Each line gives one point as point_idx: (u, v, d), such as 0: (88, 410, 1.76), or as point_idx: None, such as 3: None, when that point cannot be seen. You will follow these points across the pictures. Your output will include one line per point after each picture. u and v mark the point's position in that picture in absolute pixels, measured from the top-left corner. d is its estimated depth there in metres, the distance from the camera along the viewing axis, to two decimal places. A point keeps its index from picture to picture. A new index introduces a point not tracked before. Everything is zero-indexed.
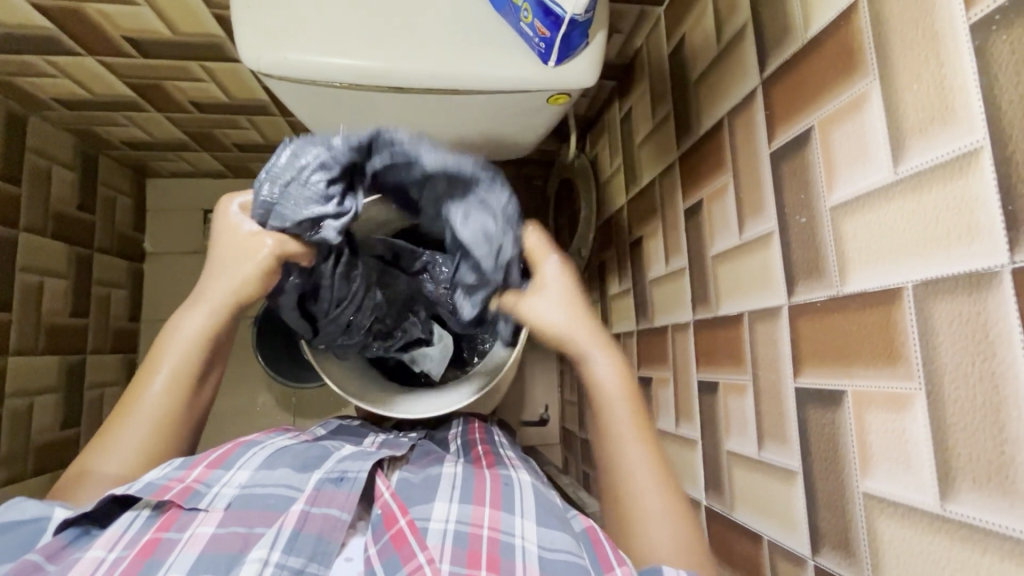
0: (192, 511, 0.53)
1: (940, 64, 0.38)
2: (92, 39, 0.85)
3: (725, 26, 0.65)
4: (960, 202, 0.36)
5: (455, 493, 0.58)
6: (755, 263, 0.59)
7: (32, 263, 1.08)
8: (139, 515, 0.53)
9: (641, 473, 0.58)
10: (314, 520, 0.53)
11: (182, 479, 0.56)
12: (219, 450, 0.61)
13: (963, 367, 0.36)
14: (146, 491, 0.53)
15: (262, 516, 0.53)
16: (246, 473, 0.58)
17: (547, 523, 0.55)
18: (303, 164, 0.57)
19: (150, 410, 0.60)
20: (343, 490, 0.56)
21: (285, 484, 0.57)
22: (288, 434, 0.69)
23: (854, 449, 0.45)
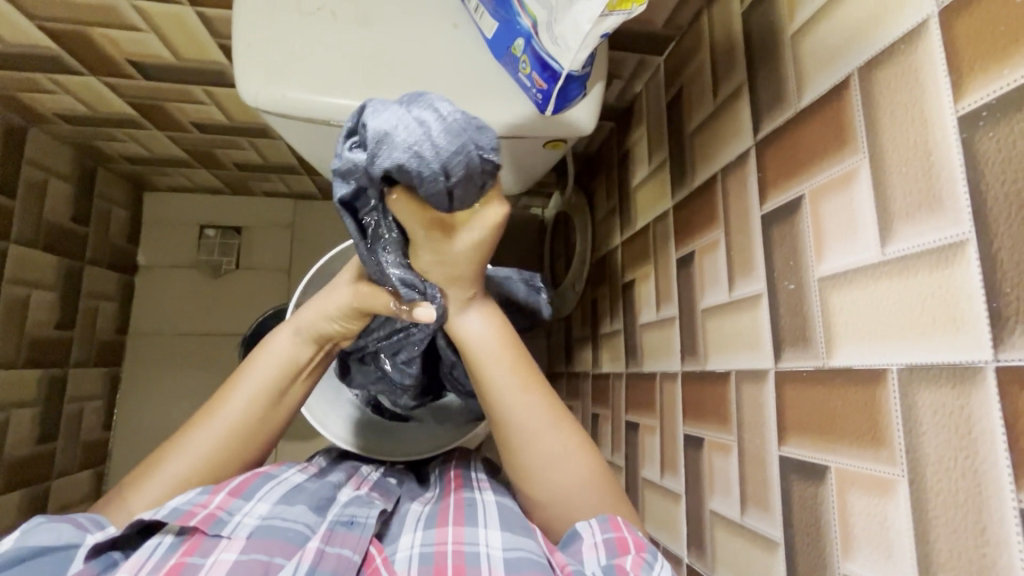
0: (216, 538, 0.49)
1: (929, 151, 0.38)
2: (95, 60, 0.85)
3: (722, 84, 0.66)
4: (945, 292, 0.36)
5: (421, 522, 0.57)
6: (744, 322, 0.59)
7: (20, 275, 1.07)
8: (163, 542, 0.50)
9: (531, 418, 0.55)
10: (329, 561, 0.48)
11: (206, 505, 0.52)
12: (236, 480, 0.57)
13: (946, 460, 0.36)
14: (172, 516, 0.50)
15: (281, 547, 0.49)
16: (265, 505, 0.54)
17: (508, 528, 0.53)
18: (445, 142, 0.42)
19: (225, 426, 0.59)
20: (355, 533, 0.52)
21: (303, 522, 0.52)
22: (297, 467, 0.65)
23: (835, 527, 0.44)
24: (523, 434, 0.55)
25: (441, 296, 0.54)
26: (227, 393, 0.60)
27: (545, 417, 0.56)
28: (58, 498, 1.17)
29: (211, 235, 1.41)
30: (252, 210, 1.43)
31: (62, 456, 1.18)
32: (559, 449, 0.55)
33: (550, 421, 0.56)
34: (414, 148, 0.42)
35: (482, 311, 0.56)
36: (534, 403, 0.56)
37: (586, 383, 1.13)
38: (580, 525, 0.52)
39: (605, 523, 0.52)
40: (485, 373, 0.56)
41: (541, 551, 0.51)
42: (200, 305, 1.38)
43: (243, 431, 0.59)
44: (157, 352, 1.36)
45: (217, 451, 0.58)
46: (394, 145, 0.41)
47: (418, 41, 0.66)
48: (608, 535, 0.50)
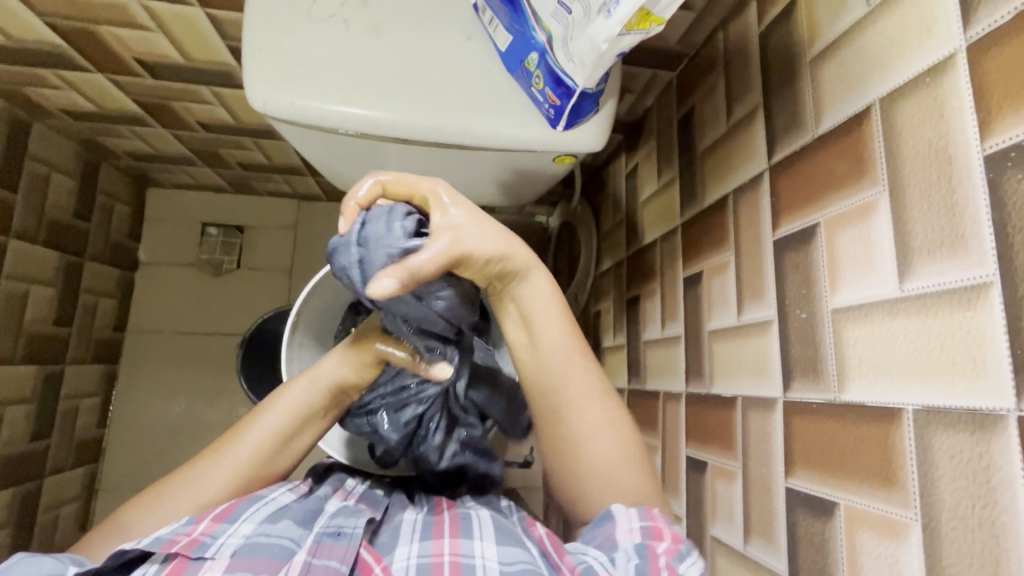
0: (199, 560, 0.49)
1: (952, 189, 0.37)
2: (103, 58, 0.84)
3: (736, 105, 0.65)
4: (967, 335, 0.35)
5: (417, 534, 0.56)
6: (752, 348, 0.58)
7: (20, 270, 1.06)
8: (147, 571, 0.49)
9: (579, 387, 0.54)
10: (316, 572, 0.49)
11: (190, 531, 0.51)
12: (224, 504, 0.56)
13: (962, 508, 0.35)
14: (153, 546, 0.49)
15: (267, 563, 0.49)
16: (250, 524, 0.53)
17: (505, 541, 0.53)
18: (389, 238, 0.45)
19: (234, 462, 0.59)
20: (342, 543, 0.52)
21: (286, 536, 0.52)
22: (290, 484, 0.62)
23: (844, 566, 0.43)
24: (572, 400, 0.54)
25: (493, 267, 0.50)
26: (240, 431, 0.61)
27: (595, 390, 0.55)
28: (51, 496, 1.16)
29: (213, 234, 1.40)
30: (255, 210, 1.42)
31: (56, 453, 1.17)
32: (598, 420, 0.55)
33: (598, 392, 0.55)
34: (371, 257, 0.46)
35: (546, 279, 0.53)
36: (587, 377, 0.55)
37: None
38: (617, 507, 0.53)
39: (642, 512, 0.52)
40: (543, 347, 0.53)
41: (537, 558, 0.52)
42: (200, 304, 1.37)
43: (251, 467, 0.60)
44: (155, 350, 1.35)
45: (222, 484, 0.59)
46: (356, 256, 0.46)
47: (430, 52, 0.65)
48: (646, 523, 0.51)
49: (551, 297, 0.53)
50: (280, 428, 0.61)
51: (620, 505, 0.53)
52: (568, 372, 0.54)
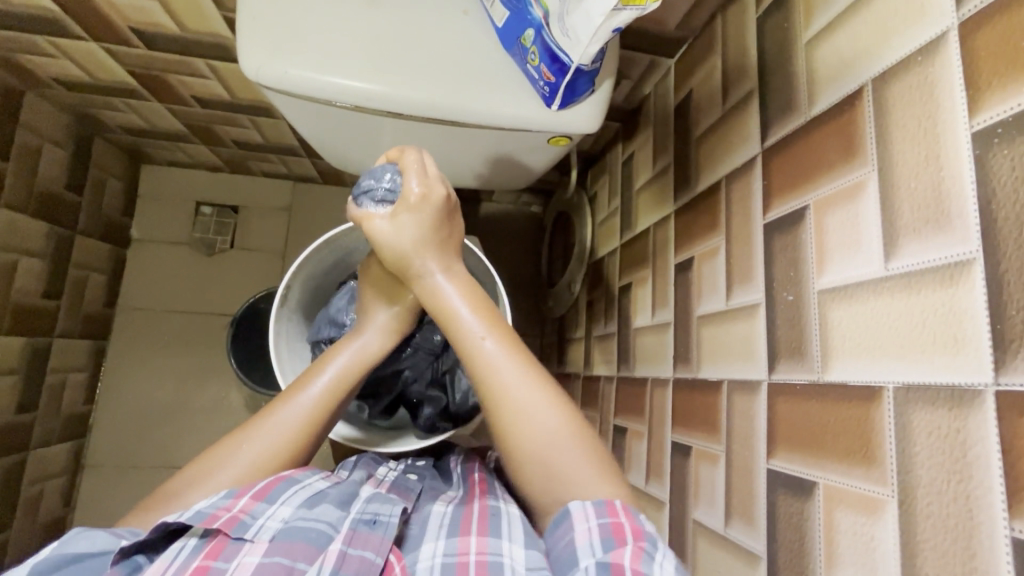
0: (239, 541, 0.48)
1: (939, 167, 0.37)
2: (97, 25, 0.84)
3: (732, 90, 0.65)
4: (948, 311, 0.35)
5: (443, 530, 0.55)
6: (739, 331, 0.58)
7: (9, 240, 1.05)
8: (186, 544, 0.49)
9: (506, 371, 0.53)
10: (350, 564, 0.48)
11: (231, 507, 0.51)
12: (262, 482, 0.54)
13: (937, 483, 0.35)
14: (195, 519, 0.49)
15: (303, 551, 0.48)
16: (289, 508, 0.53)
17: (535, 547, 0.51)
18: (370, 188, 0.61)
19: (273, 438, 0.57)
20: (378, 534, 0.51)
21: (325, 521, 0.51)
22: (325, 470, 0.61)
23: (820, 544, 0.44)
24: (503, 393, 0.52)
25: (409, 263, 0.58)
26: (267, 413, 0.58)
27: (517, 363, 0.53)
28: (35, 469, 1.15)
29: (208, 213, 1.39)
30: (250, 190, 1.42)
31: (41, 427, 1.16)
32: (547, 414, 0.51)
33: (520, 366, 0.53)
34: None
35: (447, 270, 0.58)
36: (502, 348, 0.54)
37: (576, 383, 1.13)
38: (573, 504, 0.48)
39: (600, 507, 0.47)
40: (450, 322, 0.56)
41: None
42: (192, 283, 1.36)
43: (290, 443, 0.57)
44: (145, 327, 1.34)
45: (256, 459, 0.56)
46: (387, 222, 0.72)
47: (427, 25, 0.64)
48: (605, 520, 0.46)
49: (457, 285, 0.57)
50: (312, 411, 0.59)
51: (579, 502, 0.48)
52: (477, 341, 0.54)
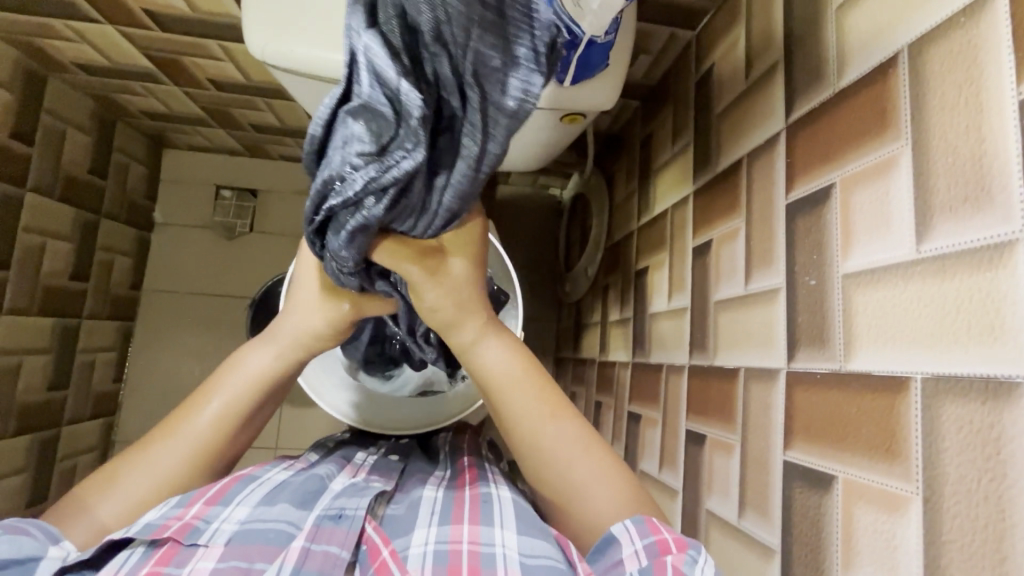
0: (192, 547, 0.49)
1: (981, 139, 0.34)
2: (110, 8, 0.84)
3: (756, 62, 0.61)
4: (985, 296, 0.33)
5: (435, 518, 0.55)
6: (759, 317, 0.55)
7: (36, 223, 1.08)
8: (133, 554, 0.48)
9: (560, 447, 0.54)
10: (314, 558, 0.49)
11: (181, 516, 0.52)
12: (219, 484, 0.57)
13: (968, 481, 0.33)
14: (143, 531, 0.49)
15: (261, 551, 0.49)
16: (245, 509, 0.55)
17: (527, 531, 0.52)
18: None
19: (194, 436, 0.58)
20: (342, 528, 0.52)
21: (286, 521, 0.53)
22: (283, 465, 0.67)
23: (837, 541, 0.42)
24: (579, 478, 0.53)
25: (455, 335, 0.55)
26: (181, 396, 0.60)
27: (574, 442, 0.55)
28: (67, 444, 1.20)
29: (228, 196, 1.41)
30: (270, 173, 1.42)
31: (72, 404, 1.21)
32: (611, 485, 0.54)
33: (580, 448, 0.55)
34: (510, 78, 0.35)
35: (500, 342, 0.56)
36: (564, 430, 0.55)
37: (591, 368, 1.12)
38: (616, 528, 0.48)
39: (642, 527, 0.47)
40: (507, 401, 0.56)
41: (563, 557, 0.49)
42: (212, 266, 1.38)
43: (215, 437, 0.59)
44: (169, 310, 1.37)
45: (176, 443, 0.58)
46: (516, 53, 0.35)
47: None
48: (650, 541, 0.46)
49: (513, 363, 0.56)
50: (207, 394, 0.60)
51: (621, 525, 0.48)
52: (534, 421, 0.55)
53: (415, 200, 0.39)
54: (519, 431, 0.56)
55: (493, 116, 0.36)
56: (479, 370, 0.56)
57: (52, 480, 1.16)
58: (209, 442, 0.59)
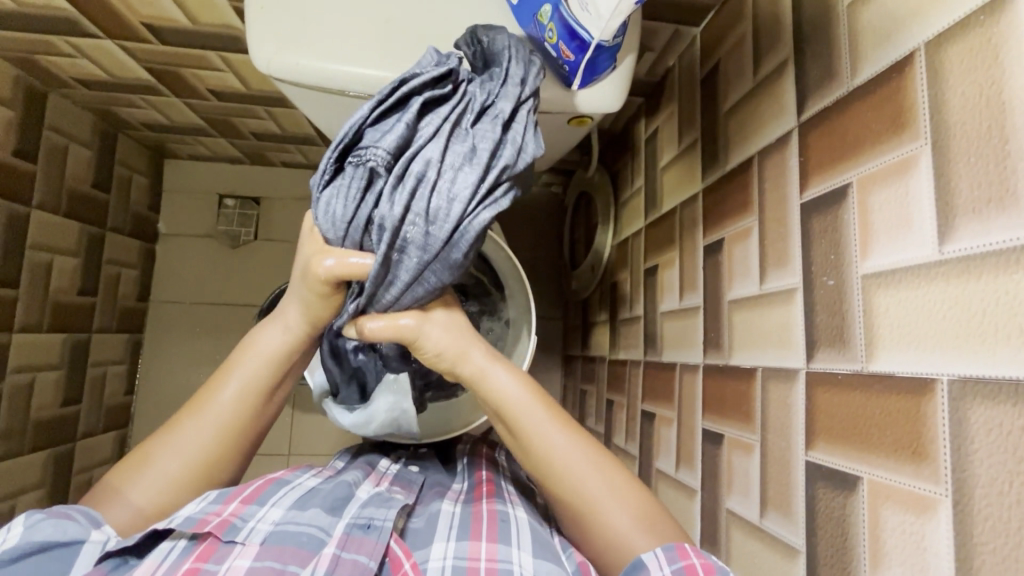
0: (230, 544, 0.52)
1: (1004, 139, 0.34)
2: (111, 24, 0.84)
3: (764, 59, 0.61)
4: (1013, 298, 0.32)
5: (453, 531, 0.56)
6: (776, 317, 0.55)
7: (42, 240, 1.08)
8: (176, 546, 0.52)
9: (576, 463, 0.55)
10: (345, 566, 0.50)
11: (219, 512, 0.54)
12: (253, 484, 0.59)
13: (999, 483, 0.33)
14: (185, 524, 0.52)
15: (295, 554, 0.51)
16: (279, 511, 0.56)
17: (544, 556, 0.53)
18: (502, 40, 0.53)
19: (218, 413, 0.59)
20: (372, 538, 0.53)
21: (317, 525, 0.54)
22: (313, 469, 0.68)
23: (865, 542, 0.42)
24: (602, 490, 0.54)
25: (460, 370, 0.55)
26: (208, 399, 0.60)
27: (586, 458, 0.55)
28: (83, 458, 1.21)
29: (230, 205, 1.39)
30: (271, 180, 1.42)
31: (86, 418, 1.21)
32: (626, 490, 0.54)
33: (591, 459, 0.55)
34: (504, 150, 0.48)
35: (510, 370, 0.57)
36: (572, 441, 0.55)
37: (601, 366, 1.12)
38: (645, 555, 0.48)
39: (671, 553, 0.48)
40: (520, 422, 0.55)
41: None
42: (217, 277, 1.38)
43: (235, 420, 0.59)
44: (177, 321, 1.38)
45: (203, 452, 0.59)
46: (511, 132, 0.49)
47: (442, 21, 0.64)
48: (677, 565, 0.47)
49: (524, 389, 0.56)
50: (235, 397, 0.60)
51: (649, 552, 0.49)
52: (547, 435, 0.55)
53: (417, 206, 0.46)
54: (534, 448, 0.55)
55: (494, 171, 0.47)
56: (486, 394, 0.56)
57: (70, 494, 1.17)
58: (232, 420, 0.59)
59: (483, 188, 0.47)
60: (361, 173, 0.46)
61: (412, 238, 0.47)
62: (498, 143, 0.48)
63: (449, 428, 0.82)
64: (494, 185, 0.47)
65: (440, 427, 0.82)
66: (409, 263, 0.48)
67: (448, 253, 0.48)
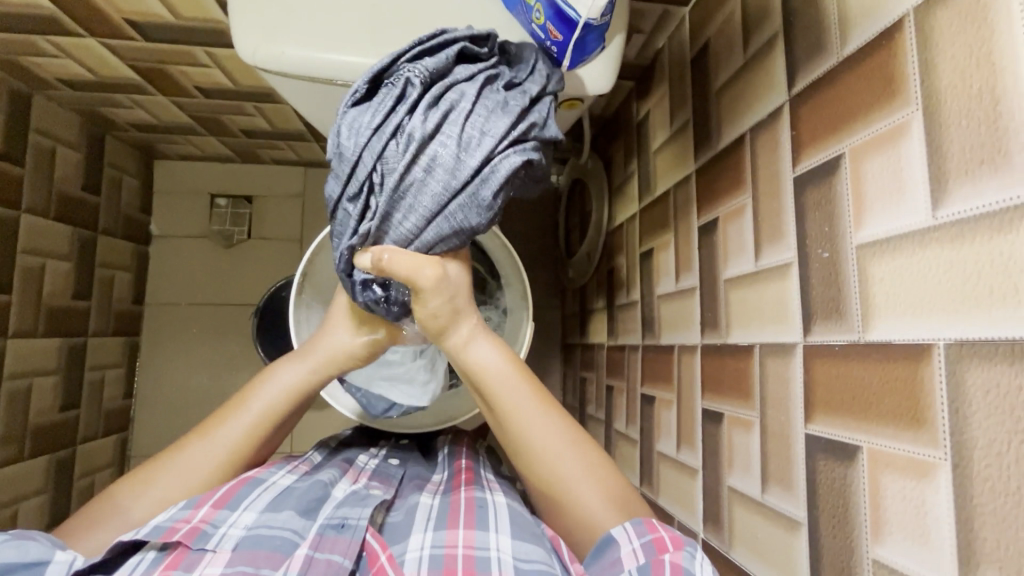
0: (200, 551, 0.51)
1: (995, 100, 0.34)
2: (92, 21, 0.83)
3: (754, 34, 0.60)
4: (1006, 260, 0.32)
5: (431, 522, 0.57)
6: (771, 293, 0.55)
7: (33, 244, 1.07)
8: (145, 558, 0.51)
9: (552, 440, 0.57)
10: (318, 566, 0.50)
11: (189, 518, 0.54)
12: (223, 488, 0.58)
13: (996, 445, 0.33)
14: (153, 533, 0.52)
15: (268, 557, 0.50)
16: (251, 514, 0.56)
17: (521, 536, 0.53)
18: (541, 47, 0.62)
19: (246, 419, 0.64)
20: (346, 536, 0.53)
21: (290, 529, 0.54)
22: (287, 467, 0.67)
23: (865, 510, 0.42)
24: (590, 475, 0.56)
25: (450, 335, 0.58)
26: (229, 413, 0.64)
27: (563, 437, 0.58)
28: (84, 463, 1.20)
29: (223, 204, 1.40)
30: (262, 178, 1.41)
31: (85, 422, 1.21)
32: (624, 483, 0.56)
33: (569, 438, 0.58)
34: (531, 113, 0.55)
35: (492, 342, 0.59)
36: (554, 422, 0.58)
37: (599, 353, 1.13)
38: (614, 530, 0.51)
39: (640, 527, 0.50)
40: (501, 395, 0.58)
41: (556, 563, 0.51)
42: (212, 277, 1.38)
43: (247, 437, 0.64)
44: (174, 322, 1.37)
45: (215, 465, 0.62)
46: (536, 102, 0.56)
47: (428, 5, 0.63)
48: (647, 539, 0.49)
49: (503, 359, 0.59)
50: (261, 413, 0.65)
51: (619, 527, 0.51)
52: (526, 412, 0.58)
53: (450, 130, 0.51)
54: (511, 421, 0.58)
55: (521, 122, 0.53)
56: (468, 368, 0.59)
57: (72, 499, 1.17)
58: (268, 418, 0.65)
59: (510, 133, 0.52)
60: (394, 92, 0.51)
61: (438, 160, 0.50)
62: (526, 105, 0.55)
63: (446, 417, 0.86)
64: (521, 134, 0.53)
65: (436, 417, 0.86)
66: (433, 184, 0.51)
67: (474, 186, 0.51)
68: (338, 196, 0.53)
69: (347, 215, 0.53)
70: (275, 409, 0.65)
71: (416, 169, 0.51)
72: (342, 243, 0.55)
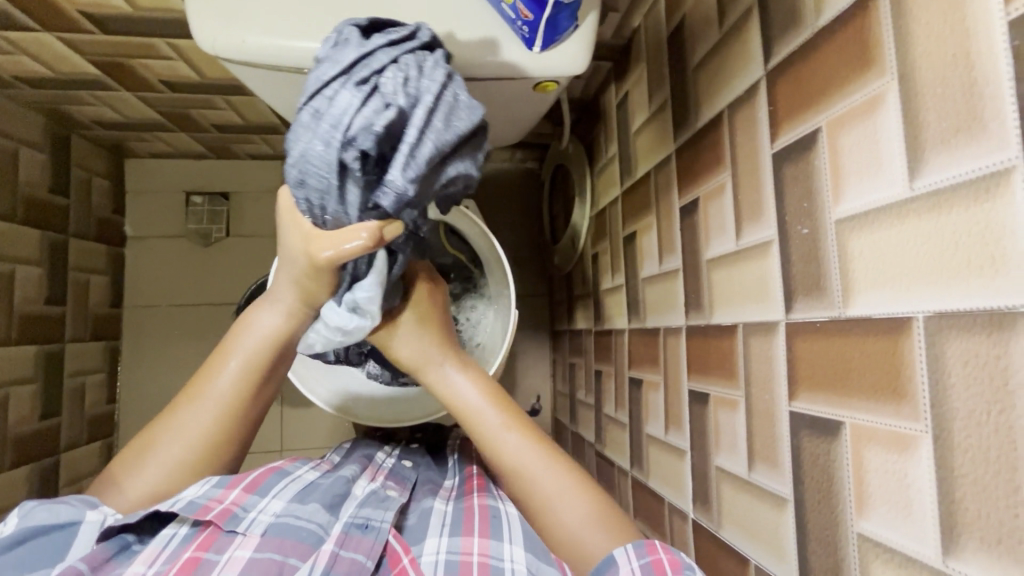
0: (231, 534, 0.54)
1: (971, 67, 0.33)
2: (44, 12, 0.79)
3: (728, 8, 0.59)
4: (983, 229, 0.32)
5: (446, 528, 0.58)
6: (753, 271, 0.54)
7: (2, 250, 1.04)
8: (177, 534, 0.54)
9: (526, 458, 0.57)
10: (343, 563, 0.52)
11: (221, 499, 0.56)
12: (254, 473, 0.61)
13: (976, 415, 0.33)
14: (188, 510, 0.54)
15: (295, 547, 0.53)
16: (280, 502, 0.59)
17: (537, 551, 0.54)
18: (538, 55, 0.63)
19: (235, 370, 0.61)
20: (370, 538, 0.55)
21: (316, 522, 0.57)
22: (311, 462, 0.70)
23: (849, 485, 0.42)
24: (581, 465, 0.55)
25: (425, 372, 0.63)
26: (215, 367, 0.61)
27: (539, 454, 0.57)
28: (69, 471, 1.18)
29: (199, 201, 1.35)
30: (238, 174, 1.38)
31: (68, 429, 1.18)
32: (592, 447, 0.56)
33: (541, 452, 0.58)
34: None
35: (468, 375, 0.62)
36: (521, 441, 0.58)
37: (586, 338, 1.13)
38: (616, 551, 0.49)
39: (641, 549, 0.48)
40: (475, 422, 0.60)
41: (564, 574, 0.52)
42: (192, 277, 1.35)
43: (236, 395, 0.61)
44: (155, 324, 1.35)
45: (211, 424, 0.60)
46: None
47: None
48: (646, 560, 0.47)
49: (477, 389, 0.62)
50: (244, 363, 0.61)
51: (620, 548, 0.49)
52: (499, 433, 0.59)
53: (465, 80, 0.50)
54: (486, 444, 0.59)
55: None
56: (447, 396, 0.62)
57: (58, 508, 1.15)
58: (257, 360, 0.61)
59: None
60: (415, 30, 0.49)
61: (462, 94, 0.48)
62: None
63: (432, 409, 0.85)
64: None
65: (422, 407, 0.85)
66: (463, 108, 0.47)
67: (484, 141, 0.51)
68: (342, 85, 0.44)
69: (358, 106, 0.43)
70: (257, 360, 0.61)
71: (446, 92, 0.46)
72: (322, 132, 0.44)
